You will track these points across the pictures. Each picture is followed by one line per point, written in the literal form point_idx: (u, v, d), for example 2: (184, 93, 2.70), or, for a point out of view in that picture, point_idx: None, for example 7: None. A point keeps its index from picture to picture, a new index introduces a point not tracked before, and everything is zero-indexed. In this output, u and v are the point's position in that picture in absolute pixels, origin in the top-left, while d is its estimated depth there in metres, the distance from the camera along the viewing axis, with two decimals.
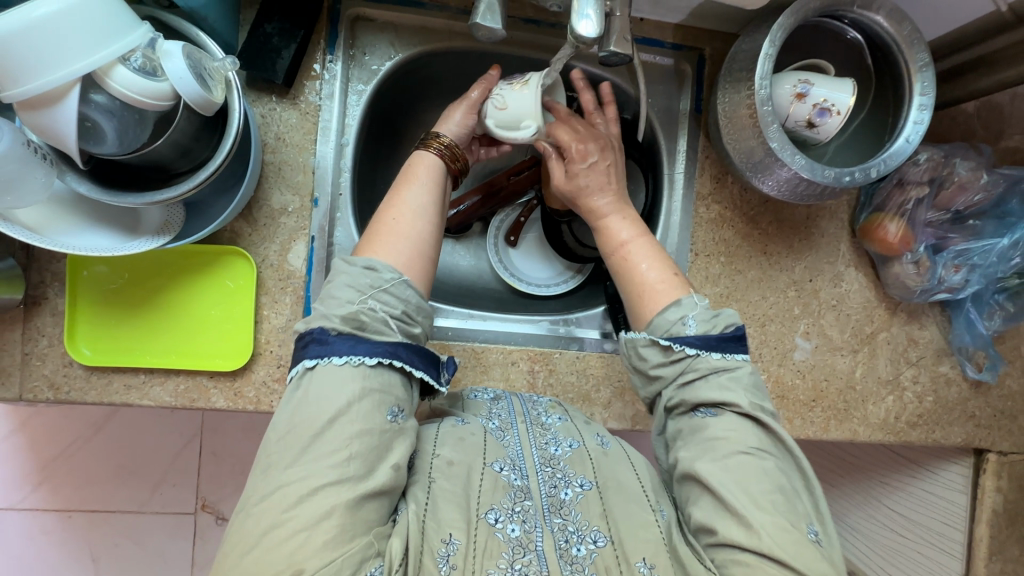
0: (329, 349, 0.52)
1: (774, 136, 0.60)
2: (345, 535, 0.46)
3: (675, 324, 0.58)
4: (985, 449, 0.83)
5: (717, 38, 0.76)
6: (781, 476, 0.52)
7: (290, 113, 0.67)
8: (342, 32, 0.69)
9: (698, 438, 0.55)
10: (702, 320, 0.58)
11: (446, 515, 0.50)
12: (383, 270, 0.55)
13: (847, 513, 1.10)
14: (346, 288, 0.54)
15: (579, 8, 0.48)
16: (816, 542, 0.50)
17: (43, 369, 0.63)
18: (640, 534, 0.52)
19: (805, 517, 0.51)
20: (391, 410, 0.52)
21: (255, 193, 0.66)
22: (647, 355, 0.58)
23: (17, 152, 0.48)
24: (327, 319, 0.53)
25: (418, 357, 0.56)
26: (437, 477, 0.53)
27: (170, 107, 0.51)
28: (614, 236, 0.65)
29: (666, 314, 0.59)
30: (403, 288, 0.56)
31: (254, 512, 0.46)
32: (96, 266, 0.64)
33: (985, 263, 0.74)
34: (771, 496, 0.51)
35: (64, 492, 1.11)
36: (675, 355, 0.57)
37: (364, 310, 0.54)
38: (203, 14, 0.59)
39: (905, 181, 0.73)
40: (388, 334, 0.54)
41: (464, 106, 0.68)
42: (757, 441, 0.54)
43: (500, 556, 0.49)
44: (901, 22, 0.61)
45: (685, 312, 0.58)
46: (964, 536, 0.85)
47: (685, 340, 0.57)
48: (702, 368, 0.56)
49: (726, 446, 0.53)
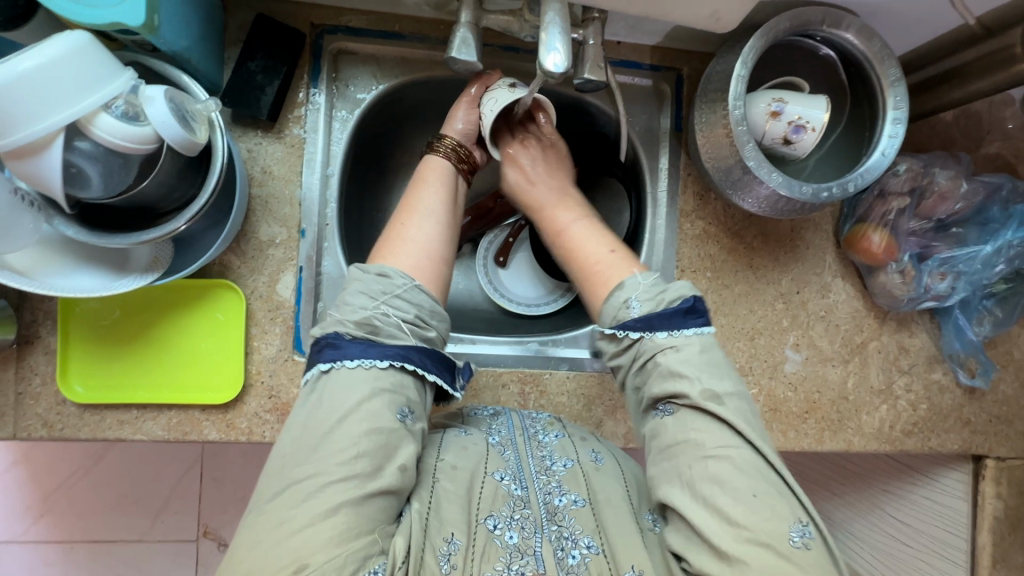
0: (341, 353, 0.53)
1: (751, 154, 0.61)
2: (349, 532, 0.46)
3: (619, 307, 0.60)
4: (982, 454, 0.82)
5: (695, 58, 0.77)
6: (751, 476, 0.51)
7: (276, 146, 0.69)
8: (325, 66, 0.71)
9: (661, 446, 0.55)
10: (645, 299, 0.59)
11: (450, 514, 0.51)
12: (395, 275, 0.57)
13: (850, 522, 1.09)
14: (359, 294, 0.55)
15: (547, 42, 0.50)
16: (800, 545, 0.48)
17: (37, 408, 0.64)
18: (630, 543, 0.52)
19: (788, 518, 0.49)
20: (402, 410, 0.52)
21: (242, 227, 0.67)
22: (604, 347, 0.61)
23: (4, 199, 0.50)
24: (340, 323, 0.54)
25: (430, 360, 0.56)
26: (441, 478, 0.53)
27: (154, 149, 0.52)
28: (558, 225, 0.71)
29: (612, 299, 0.61)
30: (415, 293, 0.57)
31: (264, 509, 0.47)
32: (89, 303, 0.65)
33: (970, 270, 0.74)
34: (744, 505, 0.49)
35: (66, 523, 1.11)
36: (625, 342, 0.59)
37: (377, 315, 0.55)
38: (186, 56, 0.59)
39: (886, 192, 0.73)
40: (401, 338, 0.55)
41: (466, 104, 0.71)
42: (721, 439, 0.52)
43: (498, 560, 0.49)
44: (870, 39, 0.63)
45: (628, 294, 0.60)
46: (967, 544, 0.84)
47: (627, 324, 0.58)
48: (650, 351, 0.57)
49: (689, 453, 0.53)
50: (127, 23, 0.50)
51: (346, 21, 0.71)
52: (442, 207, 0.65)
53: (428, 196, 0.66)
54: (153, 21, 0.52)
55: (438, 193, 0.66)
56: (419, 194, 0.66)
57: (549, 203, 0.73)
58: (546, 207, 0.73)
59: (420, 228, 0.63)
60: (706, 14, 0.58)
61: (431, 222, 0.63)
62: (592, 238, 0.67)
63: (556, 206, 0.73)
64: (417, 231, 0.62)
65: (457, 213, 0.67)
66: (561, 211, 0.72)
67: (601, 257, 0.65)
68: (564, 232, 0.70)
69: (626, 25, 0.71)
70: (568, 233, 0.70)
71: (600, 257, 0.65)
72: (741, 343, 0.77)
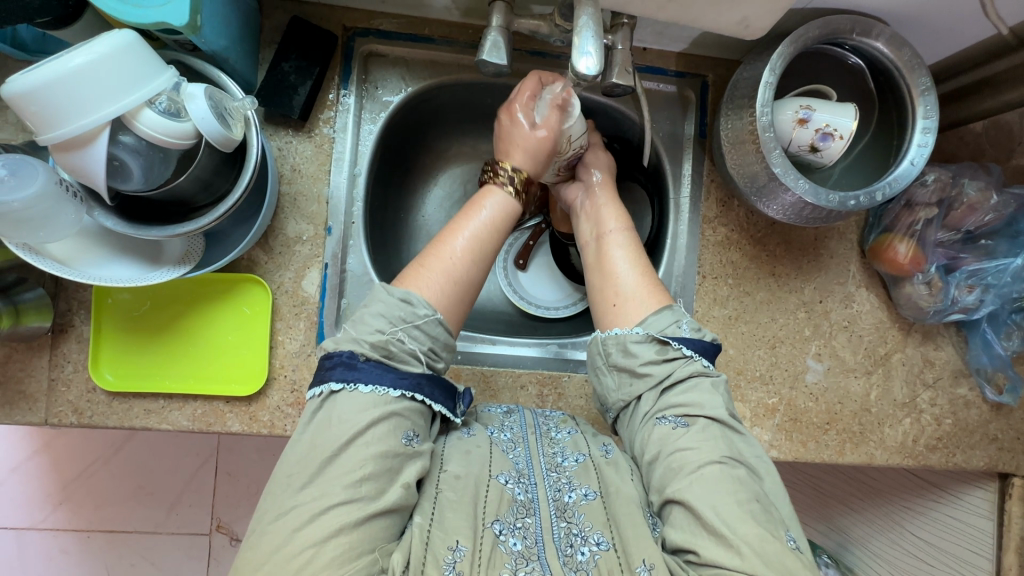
0: (355, 375, 0.53)
1: (777, 161, 0.60)
2: (352, 552, 0.46)
3: (670, 325, 0.60)
4: (1009, 472, 0.80)
5: (720, 65, 0.78)
6: (754, 485, 0.52)
7: (306, 145, 0.70)
8: (355, 67, 0.72)
9: (667, 451, 0.54)
10: (693, 329, 0.60)
11: (454, 523, 0.50)
12: (419, 305, 0.56)
13: (869, 538, 1.07)
14: (379, 317, 0.55)
15: (579, 46, 0.50)
16: (796, 549, 0.49)
17: (68, 395, 0.66)
18: (640, 537, 0.51)
19: (784, 524, 0.51)
20: (408, 434, 0.52)
21: (271, 223, 0.69)
22: (638, 351, 0.59)
23: (51, 191, 0.50)
24: (356, 342, 0.54)
25: (440, 392, 0.57)
26: (443, 489, 0.53)
27: (193, 144, 0.54)
28: (600, 225, 0.70)
29: (661, 317, 0.61)
30: (434, 326, 0.57)
31: (267, 530, 0.47)
32: (121, 294, 0.67)
33: (999, 283, 0.73)
34: (749, 507, 0.50)
35: (83, 513, 1.13)
36: (670, 354, 0.58)
37: (394, 341, 0.55)
38: (224, 55, 0.61)
39: (913, 203, 0.73)
40: (414, 366, 0.55)
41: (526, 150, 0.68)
42: (728, 449, 0.54)
43: (504, 566, 0.48)
44: (900, 48, 0.62)
45: (679, 317, 0.61)
46: (991, 565, 0.82)
47: (681, 339, 0.59)
48: (689, 372, 0.58)
49: (698, 456, 0.53)
50: (171, 22, 0.52)
51: (377, 25, 0.72)
52: (490, 244, 0.64)
53: (474, 225, 0.64)
54: (195, 22, 0.53)
55: (486, 224, 0.64)
56: (465, 224, 0.64)
57: (604, 197, 0.73)
58: (598, 203, 0.72)
59: (460, 264, 0.61)
60: (735, 20, 0.58)
61: (476, 259, 0.62)
62: (626, 253, 0.67)
63: (600, 204, 0.72)
64: (455, 263, 0.61)
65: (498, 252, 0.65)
66: (607, 208, 0.71)
67: (631, 290, 0.64)
68: (604, 236, 0.69)
69: (653, 32, 0.72)
70: (605, 239, 0.69)
71: (626, 290, 0.64)
72: (763, 350, 0.76)
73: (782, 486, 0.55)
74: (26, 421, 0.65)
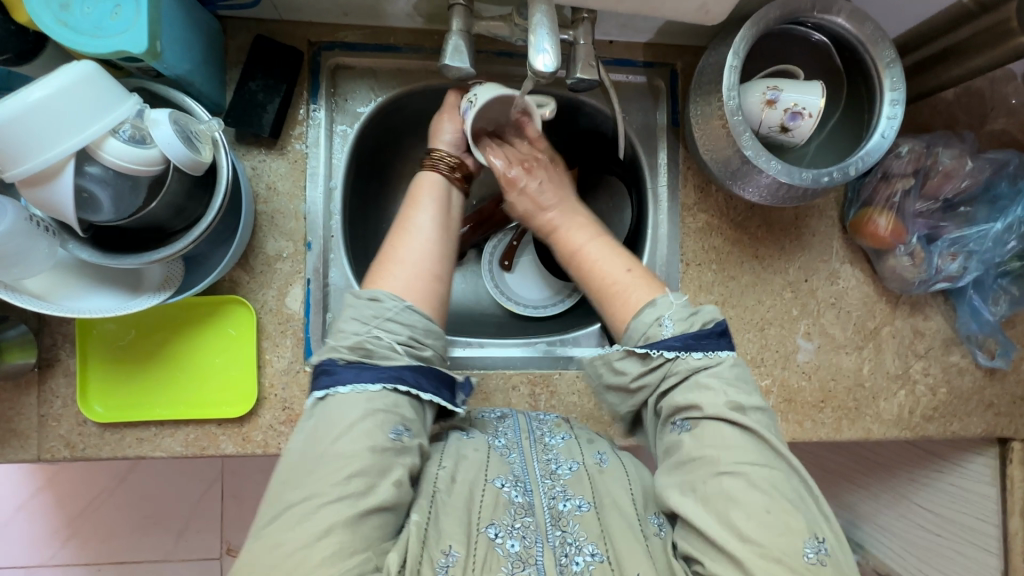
0: (336, 379, 0.53)
1: (748, 144, 0.60)
2: (345, 551, 0.46)
3: (651, 326, 0.57)
4: (1008, 437, 0.80)
5: (688, 52, 0.78)
6: (768, 490, 0.49)
7: (279, 163, 0.70)
8: (323, 81, 0.72)
9: (676, 460, 0.52)
10: (678, 320, 0.57)
11: (449, 527, 0.50)
12: (385, 299, 0.57)
13: (877, 513, 1.07)
14: (351, 320, 0.56)
15: (536, 44, 0.50)
16: (813, 561, 0.46)
17: (59, 429, 0.66)
18: (635, 554, 0.50)
19: (802, 532, 0.47)
20: (396, 428, 0.52)
21: (250, 243, 0.69)
22: (625, 368, 0.58)
23: (20, 226, 0.51)
24: (334, 350, 0.55)
25: (426, 379, 0.56)
26: (440, 491, 0.52)
27: (161, 170, 0.54)
28: (570, 244, 0.69)
29: (642, 316, 0.58)
30: (407, 315, 0.57)
31: (262, 533, 0.47)
32: (105, 324, 0.66)
33: (981, 249, 0.73)
34: (757, 520, 0.47)
35: (92, 547, 1.13)
36: (654, 362, 0.55)
37: (370, 339, 0.55)
38: (189, 79, 0.61)
39: (890, 174, 0.73)
40: (395, 359, 0.55)
41: (452, 118, 0.72)
42: (738, 454, 0.50)
43: (500, 569, 0.49)
44: (862, 22, 0.62)
45: (660, 313, 0.57)
46: (998, 531, 0.82)
47: (662, 343, 0.56)
48: (681, 372, 0.54)
49: (703, 469, 0.50)
50: (131, 50, 0.52)
51: (343, 37, 0.72)
52: (436, 225, 0.65)
53: (422, 214, 0.66)
54: (155, 48, 0.54)
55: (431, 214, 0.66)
56: (413, 214, 0.66)
57: (562, 218, 0.71)
58: (557, 227, 0.71)
59: (414, 249, 0.63)
60: (694, 7, 0.58)
61: (422, 243, 0.63)
62: (606, 258, 0.65)
63: (564, 222, 0.71)
64: (408, 253, 0.62)
65: (451, 235, 0.67)
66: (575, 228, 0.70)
67: (620, 279, 0.62)
68: (580, 251, 0.67)
69: (618, 24, 0.72)
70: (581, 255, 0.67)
71: (618, 277, 0.62)
72: (751, 334, 0.76)
73: (808, 473, 0.52)
74: (18, 458, 0.65)
